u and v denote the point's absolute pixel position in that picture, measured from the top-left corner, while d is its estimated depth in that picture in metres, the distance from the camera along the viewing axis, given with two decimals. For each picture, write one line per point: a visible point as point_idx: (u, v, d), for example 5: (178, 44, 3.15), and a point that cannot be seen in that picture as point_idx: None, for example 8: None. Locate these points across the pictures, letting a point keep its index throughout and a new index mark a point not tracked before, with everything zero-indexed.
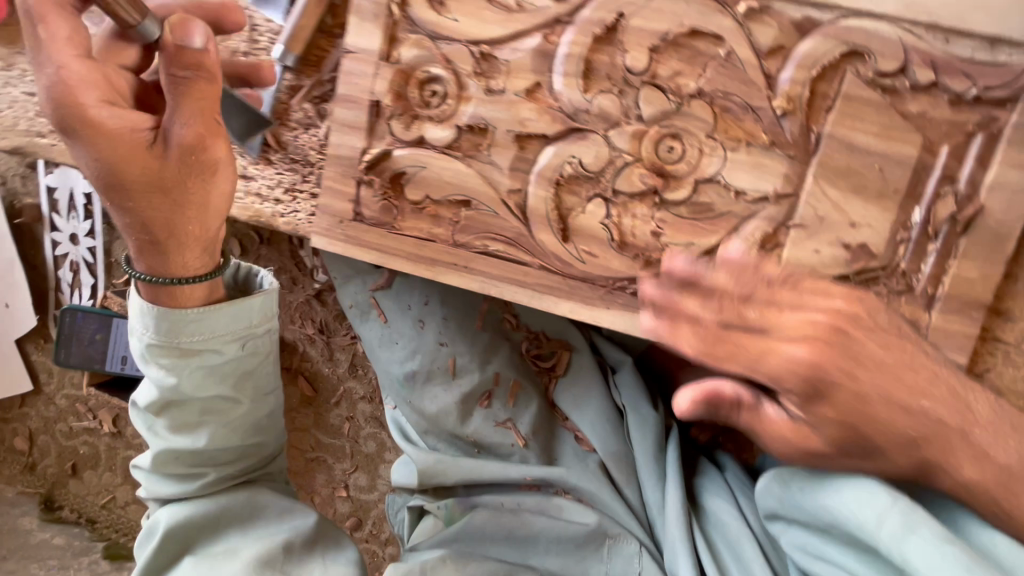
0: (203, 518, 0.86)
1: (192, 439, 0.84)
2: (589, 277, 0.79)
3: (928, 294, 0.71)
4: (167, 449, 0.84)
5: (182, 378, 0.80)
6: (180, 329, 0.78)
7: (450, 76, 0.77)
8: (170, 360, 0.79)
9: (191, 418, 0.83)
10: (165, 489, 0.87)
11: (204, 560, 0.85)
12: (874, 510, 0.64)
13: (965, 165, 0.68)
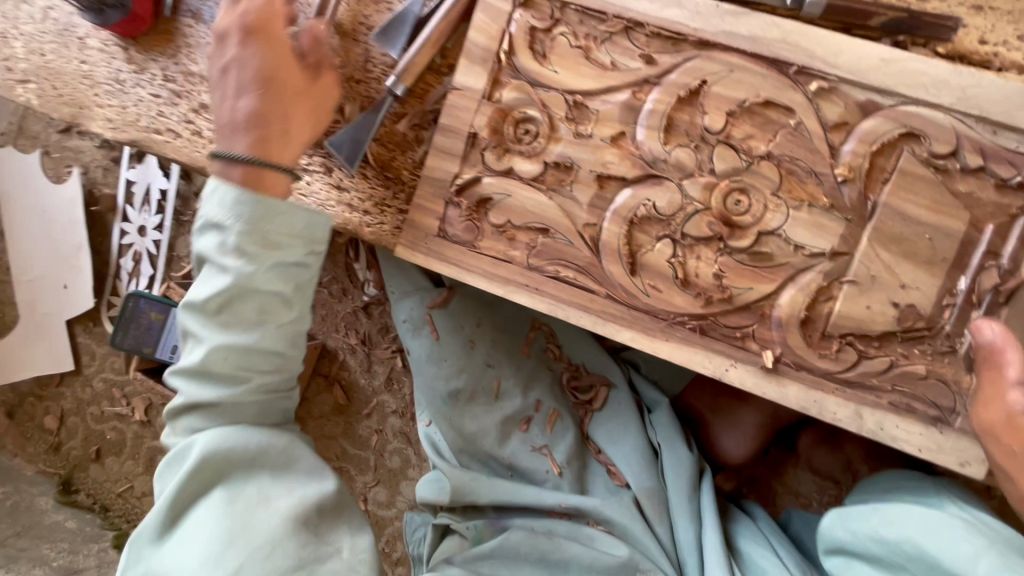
0: (239, 455, 0.78)
1: (240, 340, 0.76)
2: (652, 309, 0.85)
3: (970, 357, 0.76)
4: (219, 346, 0.75)
5: (257, 270, 0.75)
6: (268, 219, 0.75)
7: (544, 118, 0.87)
8: (251, 249, 0.75)
9: (247, 314, 0.76)
10: (206, 396, 0.77)
11: (231, 502, 0.76)
12: (969, 549, 0.76)
13: (1008, 243, 0.75)
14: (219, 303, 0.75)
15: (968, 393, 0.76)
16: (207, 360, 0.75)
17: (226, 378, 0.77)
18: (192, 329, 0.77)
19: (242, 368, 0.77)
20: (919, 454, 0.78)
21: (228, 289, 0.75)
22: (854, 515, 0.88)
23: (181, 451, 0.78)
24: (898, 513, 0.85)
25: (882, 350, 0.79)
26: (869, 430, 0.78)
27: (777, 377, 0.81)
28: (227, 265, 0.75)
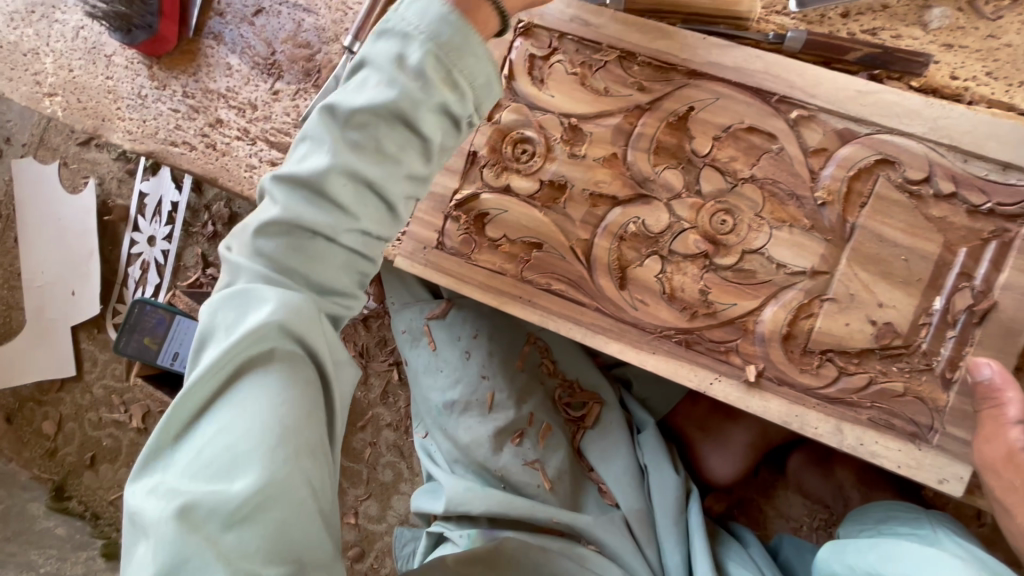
0: (308, 345, 0.67)
1: (370, 172, 0.67)
2: (639, 322, 0.88)
3: (945, 375, 0.79)
4: (348, 166, 0.67)
5: (427, 99, 0.67)
6: (459, 53, 0.69)
7: (541, 139, 0.91)
8: (428, 73, 0.67)
9: (382, 141, 0.68)
10: (313, 215, 0.67)
11: (287, 391, 0.66)
12: None
13: (981, 266, 0.79)
14: (365, 119, 0.67)
15: (944, 410, 0.79)
16: (329, 173, 0.66)
17: (334, 208, 0.67)
18: (329, 132, 0.68)
19: (353, 202, 0.68)
20: (898, 470, 0.79)
21: (388, 104, 0.67)
22: (853, 549, 0.84)
23: (249, 304, 0.67)
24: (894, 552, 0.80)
25: (861, 366, 0.82)
26: (850, 445, 0.80)
27: (760, 391, 0.83)
28: (396, 77, 0.67)
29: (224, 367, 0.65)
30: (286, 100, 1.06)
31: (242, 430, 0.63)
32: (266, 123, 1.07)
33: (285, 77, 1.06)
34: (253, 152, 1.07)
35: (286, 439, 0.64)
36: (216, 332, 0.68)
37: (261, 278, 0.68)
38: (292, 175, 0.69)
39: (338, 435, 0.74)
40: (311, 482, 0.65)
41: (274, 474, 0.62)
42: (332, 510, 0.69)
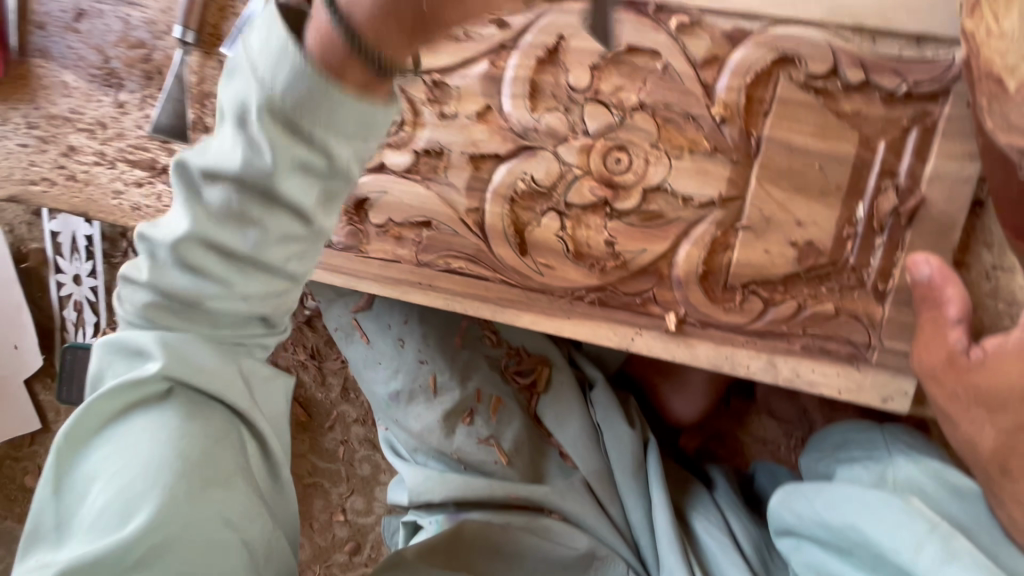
0: (199, 380, 0.62)
1: (231, 239, 0.54)
2: (548, 288, 0.81)
3: (878, 288, 0.72)
4: (201, 234, 0.54)
5: (275, 181, 0.50)
6: (311, 113, 0.47)
7: (406, 104, 0.81)
8: (273, 140, 0.48)
9: (249, 189, 0.52)
10: (178, 288, 0.58)
11: (186, 427, 0.63)
12: (911, 534, 0.63)
13: (903, 159, 0.70)
14: (218, 171, 0.52)
15: (881, 325, 0.72)
16: (194, 230, 0.54)
17: (206, 271, 0.56)
18: (184, 190, 0.54)
19: (223, 262, 0.55)
20: (839, 396, 0.74)
21: (234, 165, 0.51)
22: (799, 494, 0.76)
23: (128, 339, 0.62)
24: (837, 492, 0.72)
25: (787, 294, 0.74)
26: (786, 378, 0.75)
27: (684, 339, 0.77)
28: (258, 139, 0.49)
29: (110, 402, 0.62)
30: (134, 111, 0.95)
31: (134, 467, 0.61)
32: (121, 141, 0.96)
33: (127, 85, 0.95)
34: (116, 175, 0.97)
35: (179, 477, 0.61)
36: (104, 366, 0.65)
37: (146, 317, 0.61)
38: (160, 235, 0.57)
39: (268, 460, 0.71)
40: (214, 514, 0.63)
41: (169, 512, 0.60)
42: (255, 537, 0.67)
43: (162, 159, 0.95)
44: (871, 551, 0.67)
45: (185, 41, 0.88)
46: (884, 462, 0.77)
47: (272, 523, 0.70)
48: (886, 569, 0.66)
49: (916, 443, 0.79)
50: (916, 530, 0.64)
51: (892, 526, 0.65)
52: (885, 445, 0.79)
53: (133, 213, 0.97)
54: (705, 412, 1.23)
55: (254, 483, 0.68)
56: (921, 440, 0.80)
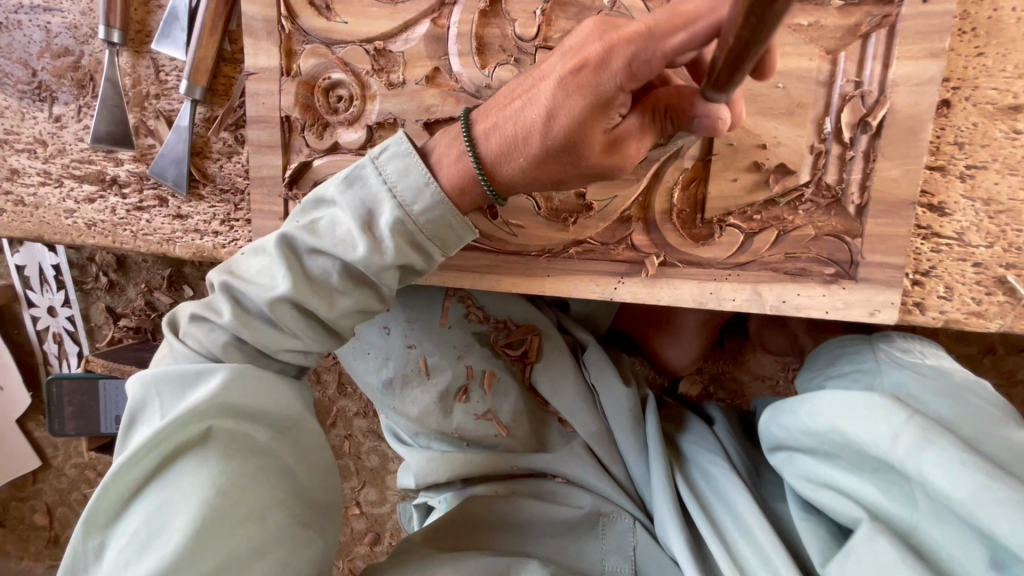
0: (250, 405, 0.69)
1: (321, 306, 0.69)
2: (524, 249, 0.79)
3: (855, 204, 0.71)
4: (299, 296, 0.67)
5: (380, 265, 0.67)
6: (433, 225, 0.67)
7: (351, 78, 0.78)
8: (396, 239, 0.66)
9: (349, 270, 0.69)
10: (266, 339, 0.70)
11: (230, 456, 0.67)
12: (888, 427, 0.57)
13: (865, 67, 0.68)
14: (324, 246, 0.67)
15: (861, 241, 0.71)
16: (295, 295, 0.67)
17: (290, 324, 0.70)
18: (284, 258, 0.67)
19: (306, 319, 0.71)
20: (828, 317, 0.73)
21: (342, 244, 0.67)
22: (786, 408, 0.71)
23: (184, 371, 0.69)
24: (820, 396, 0.65)
25: (764, 221, 0.73)
26: (772, 306, 0.74)
27: (665, 281, 0.76)
28: (382, 237, 0.66)
29: (157, 438, 0.65)
30: (72, 124, 0.91)
31: (180, 494, 0.64)
32: (64, 158, 0.92)
33: (60, 97, 0.90)
34: (65, 194, 0.93)
35: (225, 498, 0.64)
36: (148, 406, 0.69)
37: (221, 349, 0.70)
38: (252, 292, 0.69)
39: (307, 487, 0.74)
40: (256, 534, 0.65)
41: (212, 532, 0.62)
42: (299, 562, 0.68)
43: (110, 170, 0.91)
44: (854, 449, 0.61)
45: (112, 42, 0.84)
46: (873, 373, 0.75)
47: (318, 551, 0.71)
48: (872, 467, 0.60)
49: (910, 349, 0.77)
50: (892, 422, 0.57)
51: (867, 420, 0.59)
52: (874, 355, 0.77)
53: (89, 230, 0.94)
54: (700, 357, 1.23)
55: (296, 508, 0.71)
56: (913, 344, 0.78)
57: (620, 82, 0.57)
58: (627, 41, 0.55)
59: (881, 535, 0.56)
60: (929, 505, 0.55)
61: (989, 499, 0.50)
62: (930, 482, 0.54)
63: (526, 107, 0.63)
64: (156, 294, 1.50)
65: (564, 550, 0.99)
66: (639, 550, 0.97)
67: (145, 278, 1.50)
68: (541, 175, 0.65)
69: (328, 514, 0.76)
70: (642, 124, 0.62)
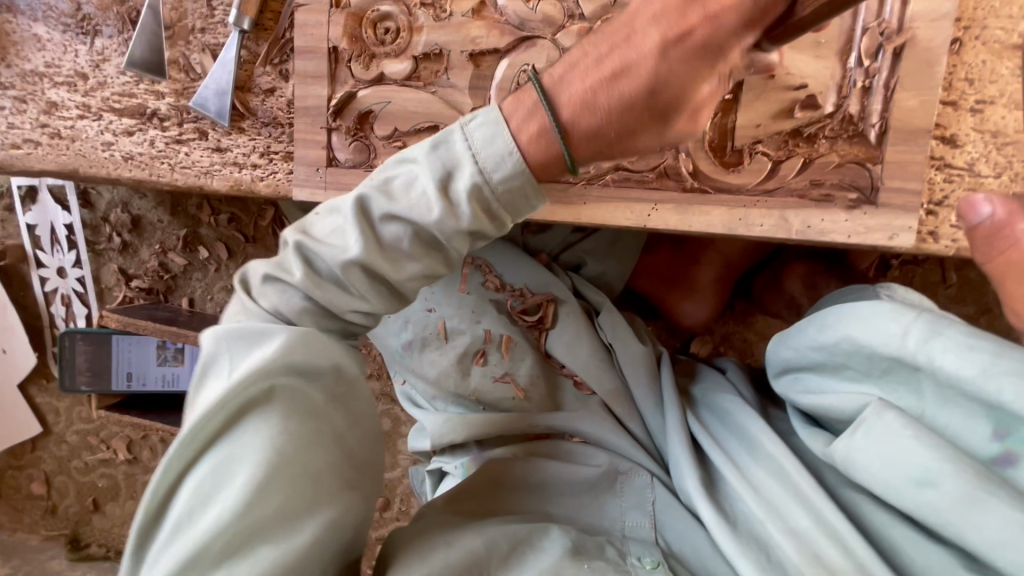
0: (313, 362, 0.67)
1: (390, 271, 0.66)
2: (561, 176, 0.82)
3: (875, 133, 0.75)
4: (369, 260, 0.64)
5: (453, 233, 0.63)
6: (514, 193, 0.62)
7: (400, 10, 0.81)
8: (474, 208, 0.62)
9: (422, 236, 0.65)
10: (333, 302, 0.68)
11: (294, 415, 0.64)
12: (897, 324, 0.61)
13: (886, 3, 0.72)
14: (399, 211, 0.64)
15: (882, 168, 0.76)
16: (375, 259, 0.65)
17: (366, 285, 0.67)
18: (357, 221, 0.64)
19: (380, 281, 0.68)
20: (850, 241, 0.78)
21: (417, 208, 0.63)
22: (796, 331, 0.76)
23: (253, 328, 0.66)
24: (831, 313, 0.69)
25: (791, 150, 0.78)
26: (798, 231, 0.78)
27: (698, 207, 0.80)
28: (458, 203, 0.62)
29: (226, 394, 0.62)
30: (114, 57, 0.92)
31: (244, 451, 0.61)
32: (104, 91, 0.93)
33: (103, 30, 0.92)
34: (103, 127, 0.94)
35: (286, 459, 0.61)
36: (218, 359, 0.65)
37: (293, 312, 0.68)
38: (324, 253, 0.66)
39: (356, 455, 0.72)
40: (309, 492, 0.63)
41: (274, 487, 0.60)
42: (344, 526, 0.66)
43: (151, 104, 0.93)
44: (864, 355, 0.64)
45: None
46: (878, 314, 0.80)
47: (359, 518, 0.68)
48: (881, 369, 0.63)
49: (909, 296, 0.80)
50: (902, 322, 0.61)
51: (879, 325, 0.62)
52: (875, 291, 0.81)
53: (126, 163, 0.95)
54: (712, 316, 1.27)
55: (344, 471, 0.69)
56: (913, 293, 0.80)
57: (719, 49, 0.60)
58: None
59: (890, 410, 0.59)
60: (935, 392, 0.59)
61: (997, 372, 0.54)
62: (940, 367, 0.57)
63: (623, 75, 0.61)
64: (170, 255, 1.49)
65: (585, 509, 0.97)
66: (658, 503, 0.95)
67: (159, 239, 1.50)
68: (631, 145, 0.65)
69: (368, 485, 0.73)
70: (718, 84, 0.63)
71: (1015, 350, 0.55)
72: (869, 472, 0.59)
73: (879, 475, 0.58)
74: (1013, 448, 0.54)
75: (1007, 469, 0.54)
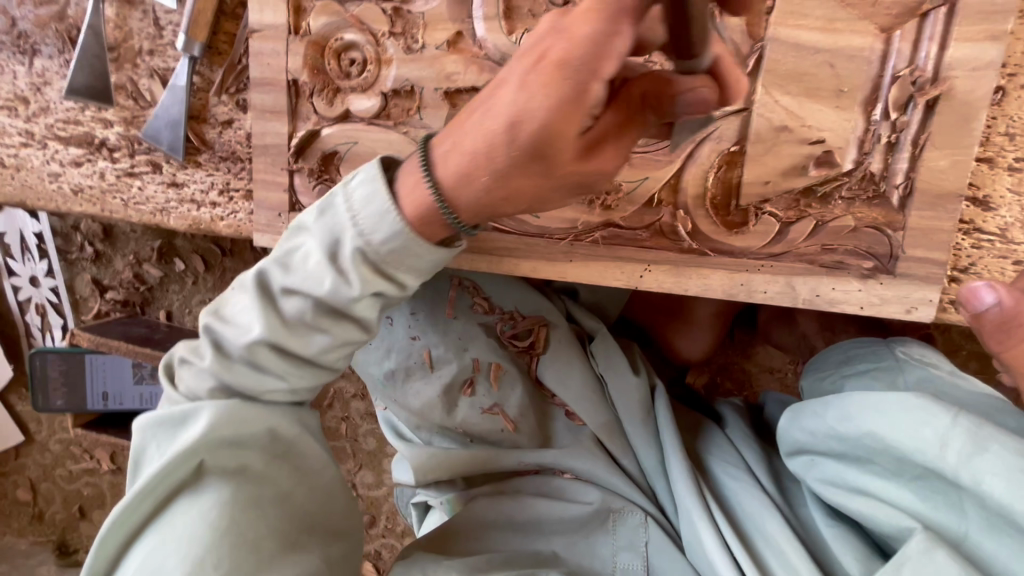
0: (248, 425, 0.64)
1: (300, 345, 0.64)
2: (546, 231, 0.75)
3: (898, 195, 0.67)
4: (270, 338, 0.62)
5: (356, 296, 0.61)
6: (403, 258, 0.60)
7: (367, 39, 0.72)
8: (366, 273, 0.60)
9: (322, 306, 0.63)
10: (259, 371, 0.64)
11: (242, 480, 0.64)
12: (934, 431, 0.53)
13: (920, 48, 0.63)
14: (299, 284, 0.62)
15: (903, 234, 0.68)
16: (325, 296, 0.61)
17: (309, 325, 0.63)
18: (260, 300, 0.63)
19: (317, 324, 0.63)
20: (862, 313, 0.70)
21: (317, 278, 0.61)
22: (808, 411, 0.66)
23: (173, 413, 0.64)
24: (848, 399, 0.61)
25: (801, 211, 0.69)
26: (805, 299, 0.71)
27: (695, 270, 0.72)
28: (346, 271, 0.60)
29: (158, 476, 0.61)
30: (56, 80, 0.83)
31: (185, 530, 0.59)
32: (47, 117, 0.85)
33: (43, 50, 0.83)
34: (49, 156, 0.86)
35: (228, 531, 0.60)
36: (145, 450, 0.65)
37: (208, 393, 0.65)
38: (232, 335, 0.64)
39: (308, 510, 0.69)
40: (253, 562, 0.60)
41: (219, 565, 0.58)
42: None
43: (99, 133, 0.84)
44: (893, 456, 0.57)
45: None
46: (893, 371, 0.71)
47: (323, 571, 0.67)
48: (913, 474, 0.56)
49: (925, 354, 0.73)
50: (942, 426, 0.53)
51: (911, 425, 0.55)
52: (890, 352, 0.74)
53: (76, 197, 0.87)
54: (710, 348, 1.20)
55: (293, 530, 0.66)
56: (932, 351, 0.73)
57: (594, 72, 0.49)
58: (588, 18, 0.48)
59: (939, 548, 0.50)
60: (980, 515, 0.51)
61: None
62: (989, 493, 0.49)
63: (445, 159, 0.57)
64: (145, 267, 1.42)
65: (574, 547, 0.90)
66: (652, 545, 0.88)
67: (133, 250, 1.42)
68: (511, 193, 0.56)
69: (335, 534, 0.73)
70: (617, 122, 0.55)
71: None
72: None
73: None
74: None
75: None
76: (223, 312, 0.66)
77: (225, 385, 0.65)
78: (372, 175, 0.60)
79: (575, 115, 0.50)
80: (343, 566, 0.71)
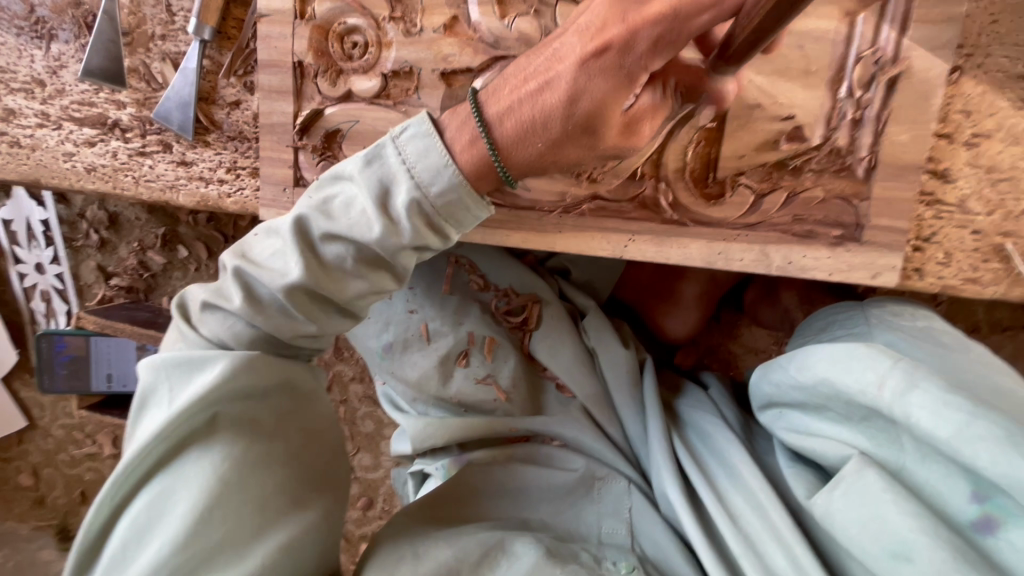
0: (264, 375, 0.68)
1: (337, 290, 0.68)
2: (537, 204, 0.80)
3: (861, 168, 0.72)
4: (312, 284, 0.66)
5: (397, 246, 0.65)
6: (443, 210, 0.64)
7: (369, 24, 0.77)
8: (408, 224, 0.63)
9: (364, 253, 0.66)
10: (296, 315, 0.68)
11: (251, 430, 0.68)
12: (871, 374, 0.56)
13: (882, 31, 0.68)
14: (345, 232, 0.65)
15: (867, 204, 0.73)
16: (370, 244, 0.64)
17: (348, 272, 0.67)
18: (300, 246, 0.65)
19: (356, 271, 0.67)
20: (831, 279, 0.75)
21: (363, 225, 0.64)
22: (777, 366, 0.71)
23: (190, 355, 0.68)
24: (809, 351, 0.65)
25: (774, 182, 0.74)
26: (778, 267, 0.76)
27: (676, 239, 0.77)
28: (396, 219, 0.63)
29: (169, 422, 0.64)
30: (72, 64, 0.88)
31: (194, 474, 0.63)
32: (63, 99, 0.89)
33: (60, 35, 0.87)
34: (64, 136, 0.90)
35: (236, 476, 0.64)
36: (158, 390, 0.68)
37: (236, 334, 0.70)
38: (270, 278, 0.67)
39: (310, 468, 0.72)
40: (255, 513, 0.64)
41: (223, 508, 0.62)
42: (301, 535, 0.66)
43: (112, 114, 0.89)
44: (842, 400, 0.61)
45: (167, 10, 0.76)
46: (864, 335, 0.74)
47: (320, 528, 0.69)
48: (860, 416, 0.60)
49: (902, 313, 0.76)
50: (878, 369, 0.56)
51: (854, 372, 0.58)
52: (864, 317, 0.77)
53: (88, 175, 0.91)
54: (697, 329, 1.25)
55: (293, 487, 0.69)
56: (901, 307, 0.77)
57: (644, 64, 0.57)
58: (652, 23, 0.55)
59: (869, 468, 0.55)
60: (916, 446, 0.55)
61: (973, 437, 0.50)
62: (914, 425, 0.53)
63: (500, 123, 0.62)
64: (149, 253, 1.46)
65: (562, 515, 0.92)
66: (637, 511, 0.90)
67: (138, 237, 1.46)
68: (560, 160, 0.64)
69: (340, 493, 0.75)
70: (654, 101, 0.63)
71: (994, 412, 0.51)
72: (846, 534, 0.55)
73: (856, 540, 0.55)
74: (994, 513, 0.50)
75: (987, 536, 0.50)
76: (254, 255, 0.69)
77: (256, 330, 0.69)
78: (427, 128, 0.63)
79: (623, 97, 0.59)
80: (339, 526, 0.74)
